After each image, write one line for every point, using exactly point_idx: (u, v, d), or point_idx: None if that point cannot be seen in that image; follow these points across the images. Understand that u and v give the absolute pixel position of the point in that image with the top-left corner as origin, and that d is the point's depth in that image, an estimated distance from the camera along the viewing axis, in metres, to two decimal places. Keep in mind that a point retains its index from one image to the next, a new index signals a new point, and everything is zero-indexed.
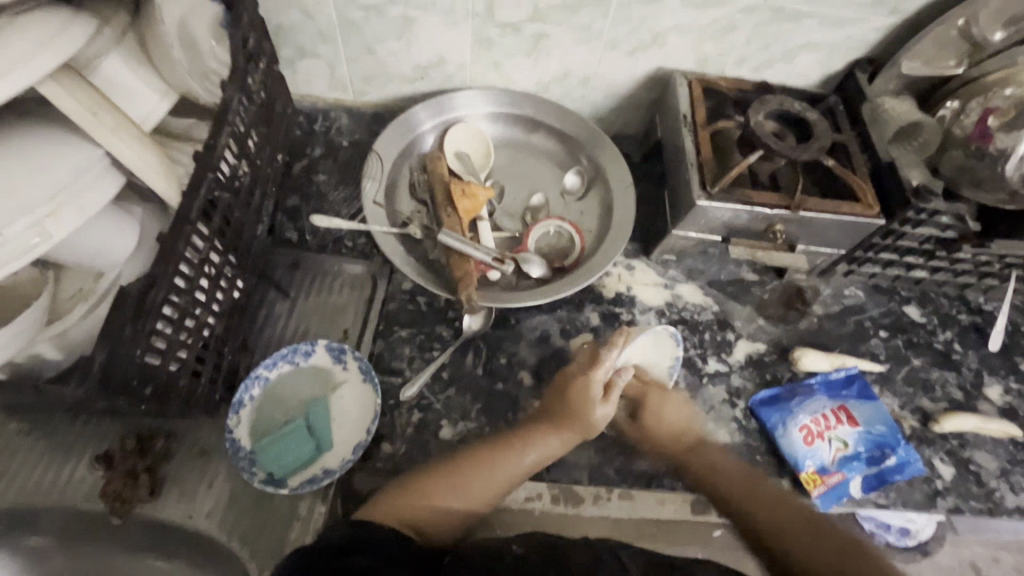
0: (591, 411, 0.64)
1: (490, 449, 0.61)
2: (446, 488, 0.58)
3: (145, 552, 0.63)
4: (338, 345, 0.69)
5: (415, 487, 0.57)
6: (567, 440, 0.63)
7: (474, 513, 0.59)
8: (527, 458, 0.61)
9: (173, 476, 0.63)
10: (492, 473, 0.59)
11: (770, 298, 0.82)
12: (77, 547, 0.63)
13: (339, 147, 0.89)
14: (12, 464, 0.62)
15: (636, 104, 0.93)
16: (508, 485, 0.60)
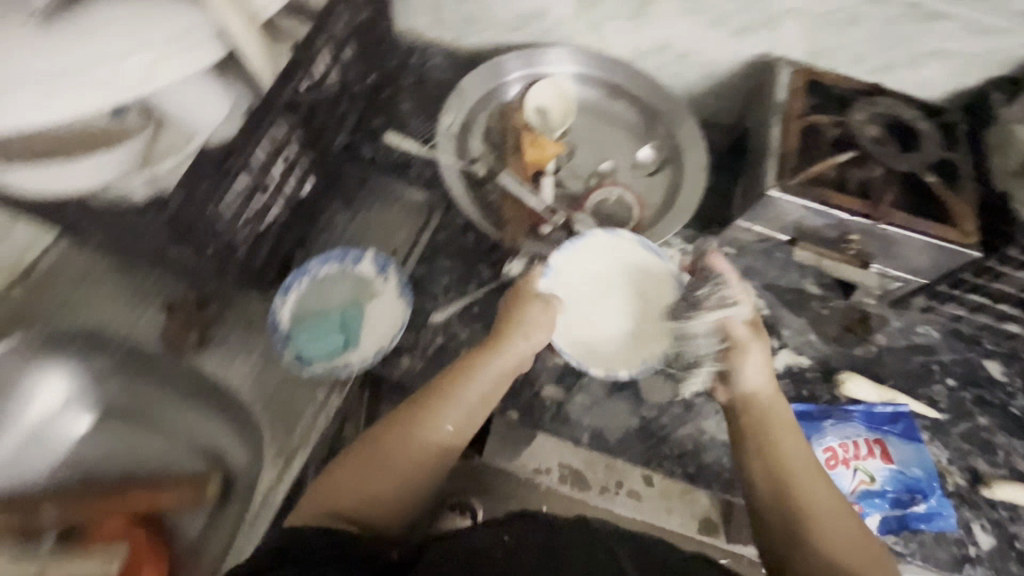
0: (532, 336, 0.61)
1: (411, 409, 0.56)
2: (364, 470, 0.53)
3: (186, 397, 0.72)
4: (384, 258, 0.74)
5: (336, 479, 0.53)
6: (514, 358, 0.60)
7: (425, 478, 0.55)
8: (471, 396, 0.57)
9: (221, 337, 0.70)
10: (422, 432, 0.55)
11: (829, 315, 0.77)
12: (131, 378, 0.72)
13: (428, 83, 0.92)
14: (99, 295, 0.72)
15: (734, 89, 0.88)
16: (453, 436, 0.56)
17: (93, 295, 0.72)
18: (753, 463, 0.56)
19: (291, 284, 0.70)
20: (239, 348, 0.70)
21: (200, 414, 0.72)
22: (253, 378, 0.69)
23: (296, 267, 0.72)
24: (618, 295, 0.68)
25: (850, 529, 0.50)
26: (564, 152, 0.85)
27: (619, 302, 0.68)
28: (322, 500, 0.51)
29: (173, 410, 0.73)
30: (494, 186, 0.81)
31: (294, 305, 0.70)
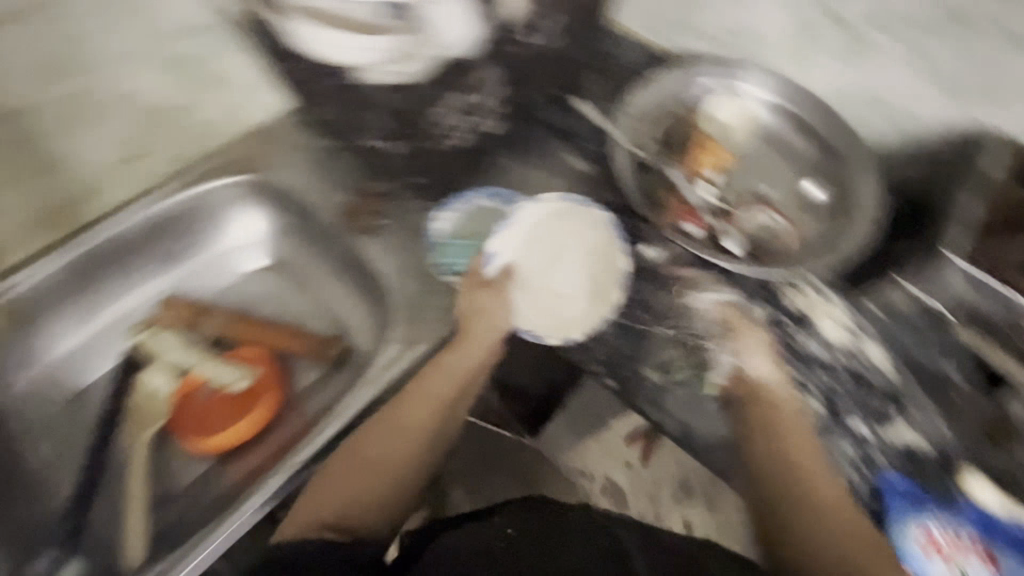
0: (472, 339, 0.70)
1: (372, 429, 0.66)
2: (340, 478, 0.63)
3: (345, 269, 0.83)
4: (539, 204, 0.78)
5: (316, 503, 0.62)
6: (466, 361, 0.70)
7: (392, 479, 0.63)
8: (421, 411, 0.66)
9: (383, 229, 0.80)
10: (392, 432, 0.65)
11: (970, 411, 0.70)
12: (309, 240, 0.85)
13: (615, 62, 0.90)
14: (298, 164, 0.83)
15: (934, 156, 0.80)
16: (414, 434, 0.65)
17: (294, 163, 0.83)
18: (764, 465, 0.64)
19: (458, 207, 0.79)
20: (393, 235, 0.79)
21: (349, 286, 0.83)
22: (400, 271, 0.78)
23: (463, 193, 0.80)
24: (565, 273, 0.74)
25: (844, 524, 0.60)
26: (733, 167, 0.85)
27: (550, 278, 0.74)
28: (309, 509, 0.61)
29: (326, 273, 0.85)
30: (654, 176, 0.83)
31: (449, 223, 0.78)
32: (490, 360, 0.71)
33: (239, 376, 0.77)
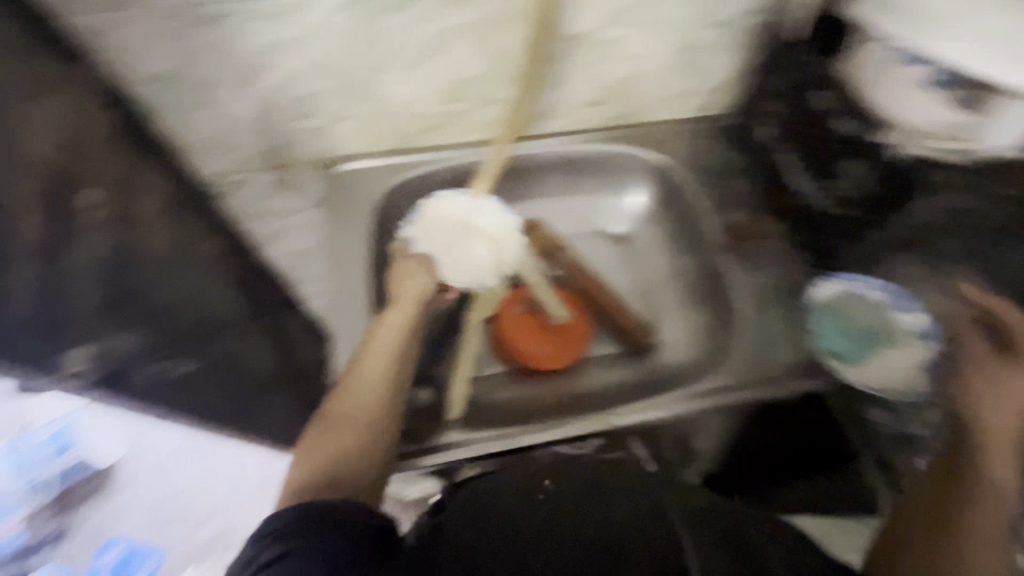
0: (395, 310, 0.66)
1: (338, 391, 0.61)
2: (309, 452, 0.56)
3: (689, 267, 0.88)
4: (934, 325, 0.70)
5: (305, 455, 0.56)
6: (380, 347, 0.63)
7: (368, 428, 0.58)
8: (383, 346, 0.63)
9: (751, 254, 0.80)
10: (336, 423, 0.58)
11: None
12: (673, 229, 0.90)
13: None
14: (713, 168, 0.87)
15: None
16: (376, 379, 0.61)
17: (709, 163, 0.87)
18: None
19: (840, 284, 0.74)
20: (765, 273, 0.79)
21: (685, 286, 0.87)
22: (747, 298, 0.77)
23: (847, 274, 0.75)
24: (846, 321, 0.72)
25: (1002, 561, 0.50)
26: None
27: (843, 314, 0.72)
28: (296, 480, 0.54)
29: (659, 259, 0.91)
30: None
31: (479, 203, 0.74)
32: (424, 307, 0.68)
33: (422, 285, 0.68)
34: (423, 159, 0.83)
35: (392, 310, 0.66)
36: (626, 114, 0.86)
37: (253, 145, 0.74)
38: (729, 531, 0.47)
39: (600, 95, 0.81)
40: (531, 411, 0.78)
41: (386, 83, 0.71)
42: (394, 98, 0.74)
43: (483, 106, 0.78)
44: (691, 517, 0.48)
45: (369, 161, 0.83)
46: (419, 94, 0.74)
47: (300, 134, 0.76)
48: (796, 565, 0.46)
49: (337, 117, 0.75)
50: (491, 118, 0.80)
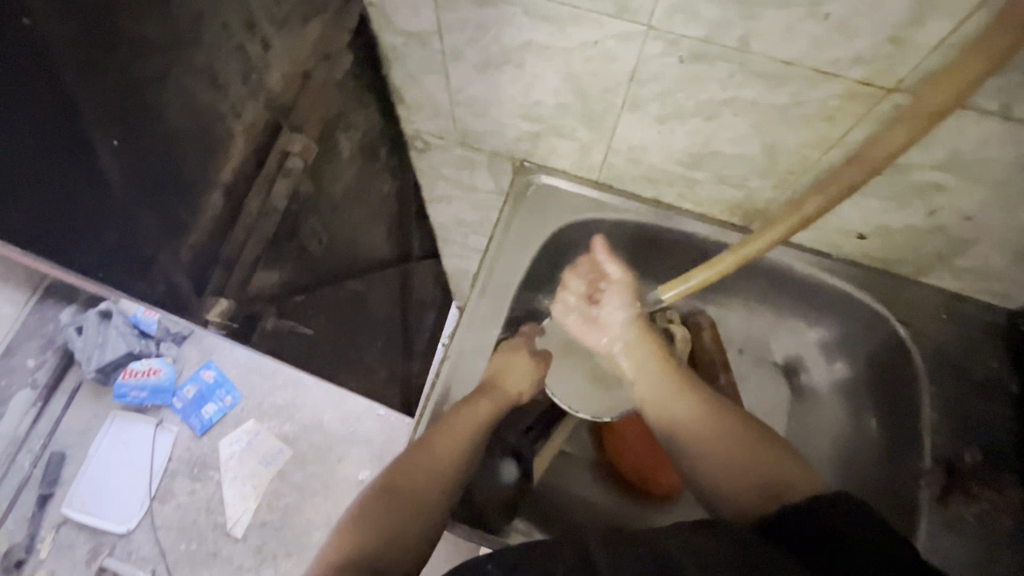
0: (486, 399, 0.63)
1: (403, 462, 0.55)
2: (356, 523, 0.49)
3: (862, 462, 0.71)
4: None
5: (352, 525, 0.49)
6: (466, 426, 0.60)
7: (422, 517, 0.52)
8: (462, 431, 0.60)
9: (958, 505, 0.60)
10: (400, 490, 0.52)
11: None
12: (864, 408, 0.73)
13: None
14: (965, 372, 0.66)
15: None
16: (446, 467, 0.56)
17: (962, 364, 0.66)
18: None
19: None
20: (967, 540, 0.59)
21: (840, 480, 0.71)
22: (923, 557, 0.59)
23: None
24: None
25: None
26: None
27: None
28: (334, 555, 0.46)
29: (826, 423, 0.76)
30: None
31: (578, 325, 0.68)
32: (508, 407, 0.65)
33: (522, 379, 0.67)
34: (623, 204, 0.73)
35: (487, 390, 0.64)
36: (887, 257, 0.67)
37: (465, 115, 0.69)
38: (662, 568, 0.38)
39: (869, 231, 0.63)
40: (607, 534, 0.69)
41: (626, 124, 0.60)
42: (626, 140, 0.63)
43: (720, 184, 0.64)
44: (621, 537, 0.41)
45: (566, 181, 0.74)
46: (656, 147, 0.62)
47: (513, 129, 0.69)
48: None
49: (557, 131, 0.66)
50: (722, 197, 0.67)
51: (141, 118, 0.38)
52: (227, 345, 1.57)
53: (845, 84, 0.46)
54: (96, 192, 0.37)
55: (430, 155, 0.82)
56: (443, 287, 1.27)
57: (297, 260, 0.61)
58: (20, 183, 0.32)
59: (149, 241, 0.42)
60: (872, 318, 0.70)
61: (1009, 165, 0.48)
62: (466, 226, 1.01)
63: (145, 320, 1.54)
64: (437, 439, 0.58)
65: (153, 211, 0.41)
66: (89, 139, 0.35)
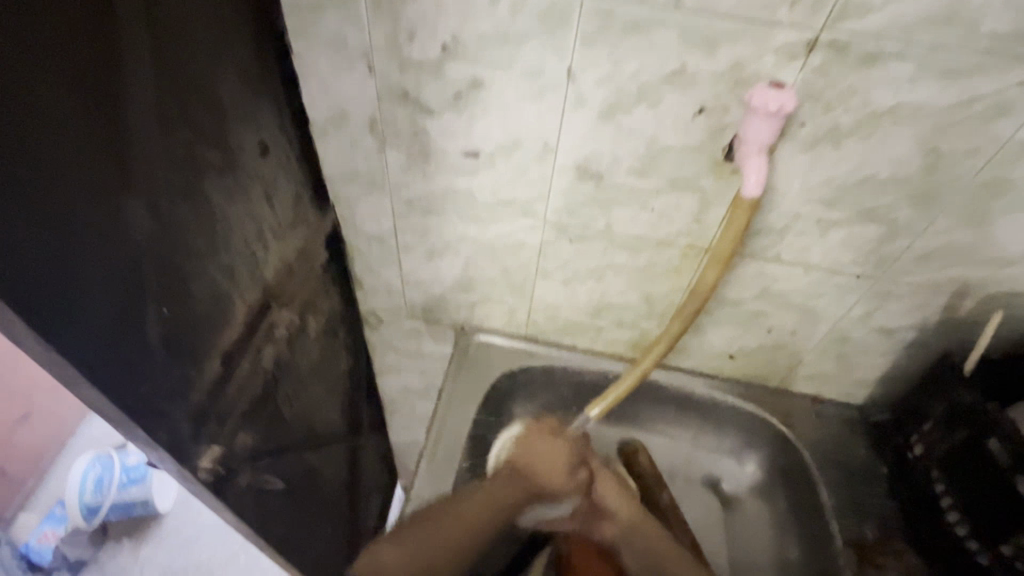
0: (520, 481, 0.71)
1: (457, 497, 0.69)
2: (395, 546, 0.64)
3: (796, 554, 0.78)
4: None
5: (399, 544, 0.64)
6: (476, 497, 0.68)
7: (460, 553, 0.65)
8: (491, 497, 0.69)
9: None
10: (407, 543, 0.64)
11: None
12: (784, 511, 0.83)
13: None
14: (841, 458, 0.80)
15: None
16: (481, 517, 0.67)
17: (837, 453, 0.81)
18: None
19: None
20: None
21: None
22: None
23: None
24: None
25: None
26: None
27: None
28: (382, 559, 0.63)
29: (760, 532, 0.83)
30: None
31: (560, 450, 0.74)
32: (534, 488, 0.72)
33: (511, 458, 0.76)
34: (549, 353, 0.89)
35: (510, 465, 0.73)
36: (758, 373, 0.86)
37: (414, 293, 0.86)
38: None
39: (736, 352, 0.82)
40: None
41: (541, 288, 0.80)
42: (544, 300, 0.82)
43: (620, 328, 0.83)
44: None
45: (501, 337, 0.90)
46: (566, 303, 0.81)
47: (454, 301, 0.86)
48: None
49: (489, 299, 0.84)
50: (624, 338, 0.85)
51: (187, 298, 0.50)
52: (136, 567, 1.38)
53: (679, 248, 0.68)
54: (146, 357, 0.45)
55: (383, 329, 0.96)
56: (391, 461, 1.29)
57: (269, 421, 0.68)
58: (99, 346, 0.39)
59: (164, 399, 0.48)
60: (763, 424, 0.85)
61: (799, 292, 0.70)
62: (415, 393, 1.10)
63: (36, 549, 1.34)
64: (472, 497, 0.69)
65: (178, 370, 0.49)
66: (158, 313, 0.46)
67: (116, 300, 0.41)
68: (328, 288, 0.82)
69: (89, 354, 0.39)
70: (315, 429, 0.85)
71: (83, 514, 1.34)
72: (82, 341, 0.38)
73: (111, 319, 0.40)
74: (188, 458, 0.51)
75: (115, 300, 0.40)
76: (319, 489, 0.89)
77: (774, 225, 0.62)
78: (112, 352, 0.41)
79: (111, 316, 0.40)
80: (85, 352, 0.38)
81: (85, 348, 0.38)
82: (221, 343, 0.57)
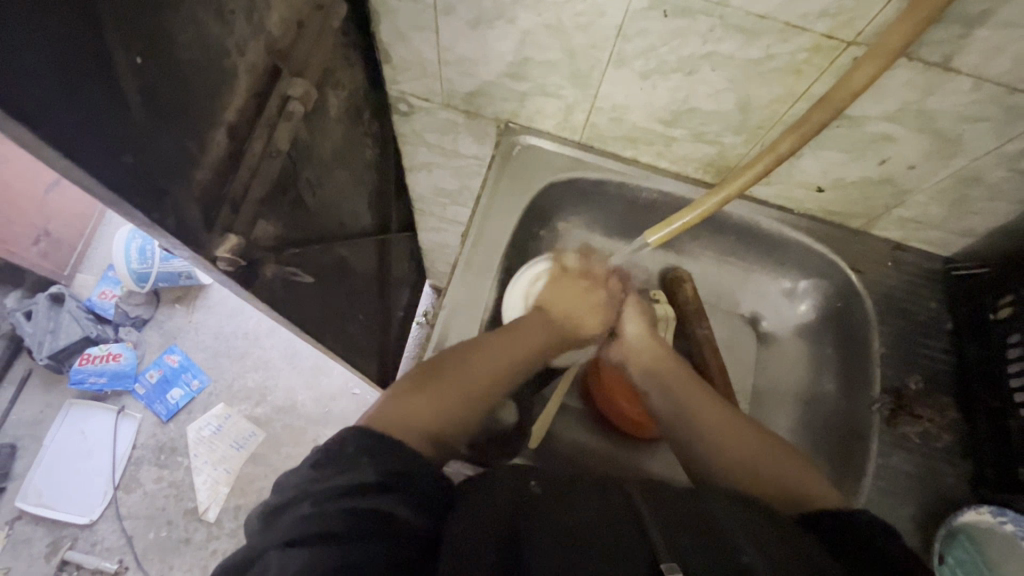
0: (560, 316, 0.69)
1: (469, 347, 0.59)
2: (415, 395, 0.51)
3: (824, 392, 0.78)
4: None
5: (409, 393, 0.51)
6: (519, 339, 0.63)
7: (477, 399, 0.55)
8: (524, 339, 0.63)
9: (906, 422, 0.68)
10: (451, 372, 0.55)
11: None
12: (821, 351, 0.80)
13: None
14: (906, 307, 0.73)
15: None
16: (494, 373, 0.58)
17: (904, 302, 0.74)
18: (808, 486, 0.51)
19: (1002, 516, 0.59)
20: (912, 455, 0.67)
21: (802, 415, 0.79)
22: (881, 472, 0.66)
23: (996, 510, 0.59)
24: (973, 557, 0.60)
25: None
26: None
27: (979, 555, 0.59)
28: (398, 409, 0.49)
29: (790, 367, 0.82)
30: None
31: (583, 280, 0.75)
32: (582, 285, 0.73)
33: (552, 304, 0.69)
34: (603, 164, 0.77)
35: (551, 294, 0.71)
36: (843, 210, 0.74)
37: (452, 76, 0.71)
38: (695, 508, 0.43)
39: (827, 184, 0.70)
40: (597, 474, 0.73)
41: (609, 81, 0.64)
42: (610, 98, 0.67)
43: (695, 141, 0.70)
44: (677, 506, 0.43)
45: (548, 141, 0.78)
46: (638, 104, 0.66)
47: (501, 89, 0.71)
48: (676, 523, 0.41)
49: (544, 90, 0.69)
50: (696, 154, 0.72)
51: (157, 40, 0.38)
52: (191, 328, 1.52)
53: (811, 37, 0.51)
54: (120, 117, 0.36)
55: (414, 119, 0.83)
56: (419, 260, 1.28)
57: (292, 212, 0.62)
58: (53, 89, 0.31)
59: (164, 175, 0.40)
60: (827, 266, 0.77)
61: (947, 113, 0.55)
62: (447, 196, 1.02)
63: (100, 305, 1.49)
64: (504, 341, 0.61)
65: (168, 138, 0.40)
66: (117, 53, 0.35)
67: (40, 20, 0.30)
68: (348, 60, 0.67)
69: (26, 94, 0.29)
70: (342, 224, 0.80)
71: (134, 279, 1.45)
72: (12, 70, 0.28)
73: (44, 55, 0.30)
74: (205, 248, 0.45)
75: (40, 28, 0.30)
76: (349, 282, 0.88)
77: (971, 7, 0.44)
78: (64, 97, 0.31)
79: (43, 43, 0.30)
80: (19, 92, 0.28)
81: (15, 84, 0.28)
82: (224, 113, 0.46)
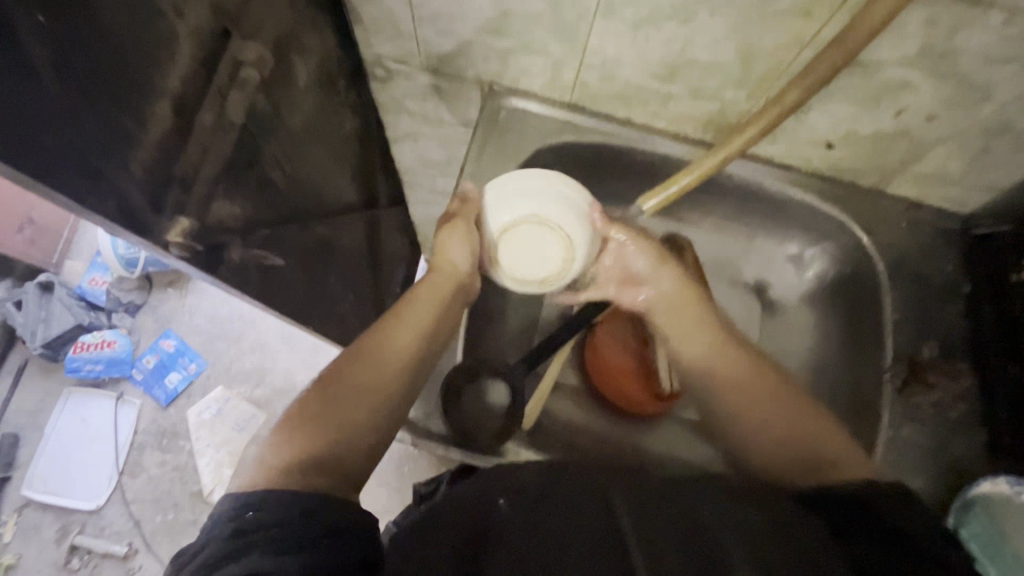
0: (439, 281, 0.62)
1: (355, 358, 0.53)
2: (296, 433, 0.46)
3: (833, 362, 0.74)
4: None
5: (293, 431, 0.46)
6: (412, 323, 0.58)
7: (375, 405, 0.51)
8: (418, 320, 0.58)
9: (918, 391, 0.65)
10: (336, 393, 0.50)
11: None
12: (830, 318, 0.76)
13: None
14: (920, 270, 0.69)
15: None
16: (392, 372, 0.53)
17: (919, 265, 0.69)
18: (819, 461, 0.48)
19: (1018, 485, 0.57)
20: (924, 425, 0.64)
21: (810, 386, 0.75)
22: (892, 443, 0.63)
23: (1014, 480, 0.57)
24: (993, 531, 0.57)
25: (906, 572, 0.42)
26: None
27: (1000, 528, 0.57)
28: (278, 453, 0.44)
29: (799, 336, 0.78)
30: None
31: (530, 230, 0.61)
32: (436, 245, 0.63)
33: (466, 258, 0.63)
34: (596, 126, 0.72)
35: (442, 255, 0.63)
36: (855, 169, 0.69)
37: (428, 35, 0.65)
38: (677, 512, 0.38)
39: (837, 139, 0.65)
40: (593, 453, 0.71)
41: (597, 34, 0.58)
42: (600, 52, 0.61)
43: (694, 97, 0.64)
44: (637, 498, 0.39)
45: (536, 103, 0.72)
46: (631, 59, 0.60)
47: (482, 48, 0.66)
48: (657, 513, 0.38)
49: (528, 47, 0.63)
50: (696, 112, 0.66)
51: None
52: (185, 312, 1.49)
53: None
54: (32, 89, 0.31)
55: (393, 85, 0.78)
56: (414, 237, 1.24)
57: (261, 190, 0.57)
58: None
59: (94, 155, 0.36)
60: (836, 228, 0.72)
61: (974, 54, 0.49)
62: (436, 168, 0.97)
63: (92, 291, 1.46)
64: (395, 331, 0.56)
65: (94, 112, 0.36)
66: (24, 14, 0.30)
67: None
68: (312, 21, 0.61)
69: None
70: (323, 202, 0.75)
71: (123, 265, 1.41)
72: None
73: None
74: (153, 232, 0.42)
75: None
76: (336, 262, 0.84)
77: None
78: None
79: None
80: None
81: None
82: (166, 82, 0.42)
